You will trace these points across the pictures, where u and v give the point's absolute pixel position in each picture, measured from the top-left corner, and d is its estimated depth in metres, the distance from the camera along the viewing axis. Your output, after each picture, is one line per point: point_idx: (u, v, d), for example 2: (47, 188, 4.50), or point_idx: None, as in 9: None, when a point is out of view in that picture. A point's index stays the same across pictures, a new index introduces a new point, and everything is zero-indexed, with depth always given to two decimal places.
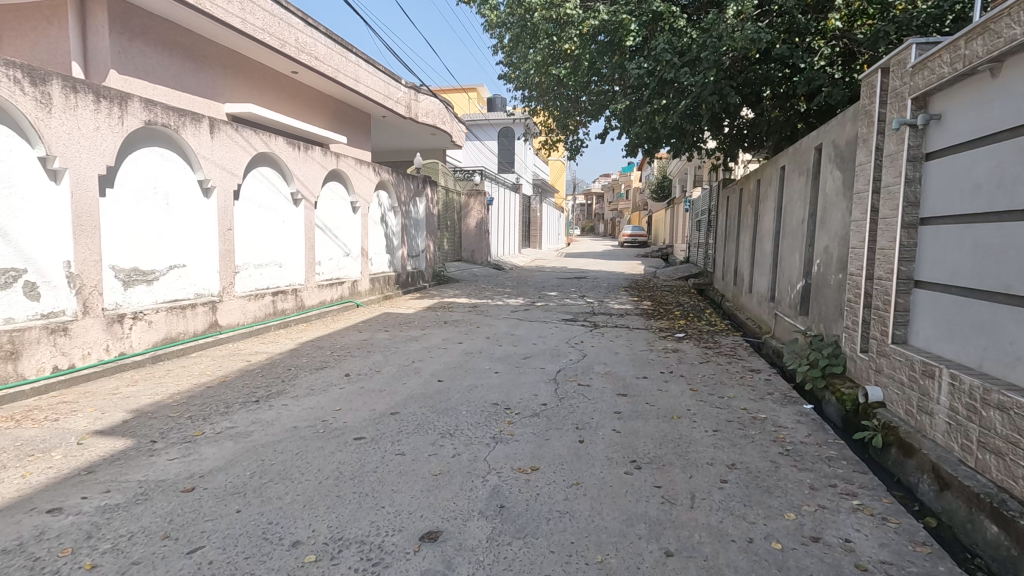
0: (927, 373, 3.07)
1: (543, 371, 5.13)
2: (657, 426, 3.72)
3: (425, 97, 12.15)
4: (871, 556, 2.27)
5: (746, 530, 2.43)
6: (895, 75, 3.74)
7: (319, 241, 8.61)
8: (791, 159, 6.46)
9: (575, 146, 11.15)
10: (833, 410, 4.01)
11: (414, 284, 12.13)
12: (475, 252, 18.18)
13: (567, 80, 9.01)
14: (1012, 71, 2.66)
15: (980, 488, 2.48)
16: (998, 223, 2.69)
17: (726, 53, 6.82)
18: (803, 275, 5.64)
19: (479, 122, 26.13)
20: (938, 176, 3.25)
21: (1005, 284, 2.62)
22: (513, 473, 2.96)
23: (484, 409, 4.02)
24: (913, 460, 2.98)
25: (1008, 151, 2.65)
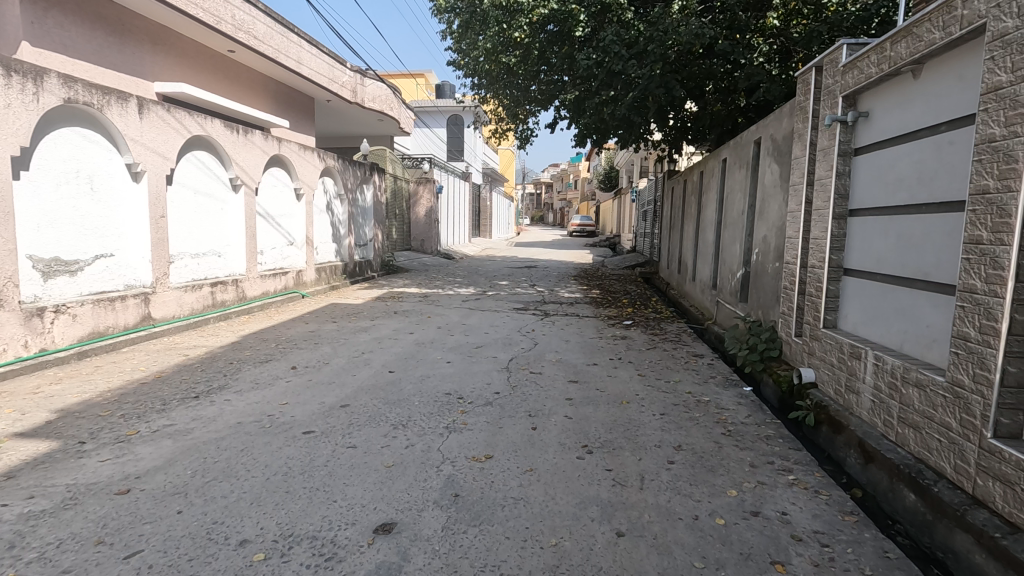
0: (854, 355, 3.29)
1: (495, 360, 5.15)
2: (607, 411, 3.82)
3: (371, 81, 11.81)
4: (806, 527, 2.41)
5: (692, 508, 2.54)
6: (827, 73, 3.94)
7: (260, 230, 8.26)
8: (732, 152, 6.71)
9: (524, 136, 11.13)
10: (770, 392, 4.24)
11: (362, 273, 11.88)
12: (425, 241, 17.99)
13: (516, 69, 8.97)
14: (932, 72, 2.85)
15: (900, 460, 2.70)
16: (919, 216, 2.89)
17: (672, 47, 6.99)
18: (742, 264, 5.90)
19: (428, 109, 25.72)
20: (865, 170, 3.46)
21: (923, 272, 2.83)
22: (466, 463, 2.97)
23: (437, 398, 4.00)
24: (842, 436, 3.20)
25: (928, 147, 2.85)
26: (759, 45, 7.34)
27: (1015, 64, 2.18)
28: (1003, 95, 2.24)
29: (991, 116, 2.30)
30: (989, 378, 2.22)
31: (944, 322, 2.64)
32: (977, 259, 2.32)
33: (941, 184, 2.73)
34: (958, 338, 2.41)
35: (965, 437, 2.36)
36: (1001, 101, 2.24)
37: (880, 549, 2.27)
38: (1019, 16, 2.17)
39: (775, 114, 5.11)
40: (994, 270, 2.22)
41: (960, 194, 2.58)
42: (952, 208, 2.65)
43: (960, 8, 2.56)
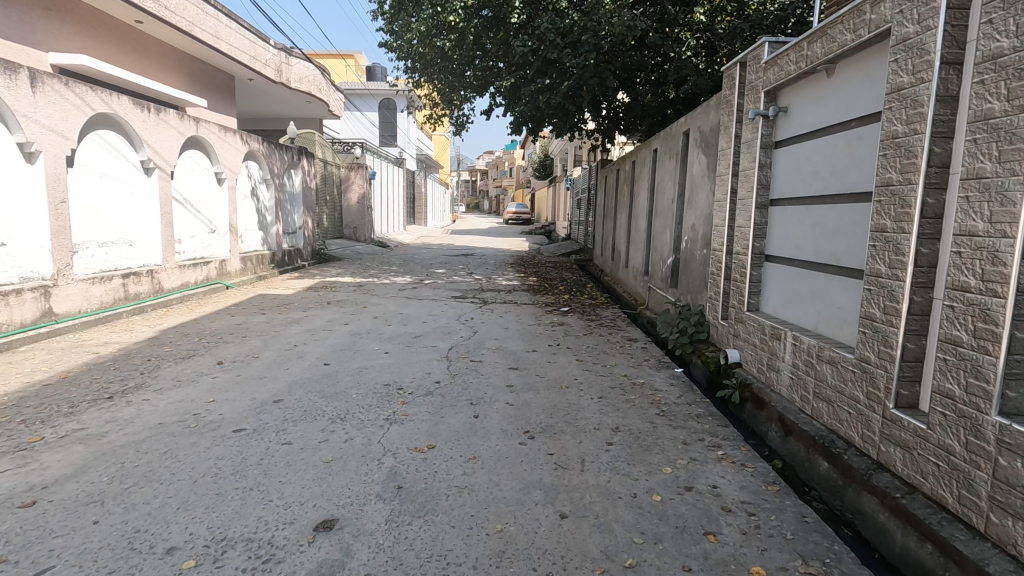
0: (775, 336, 3.52)
1: (435, 349, 5.10)
2: (547, 397, 3.89)
3: (298, 61, 11.25)
4: (735, 499, 2.57)
5: (631, 487, 2.65)
6: (751, 69, 4.14)
7: (177, 217, 7.71)
8: (662, 143, 6.91)
9: (460, 122, 10.99)
10: (699, 372, 4.47)
11: (292, 263, 11.40)
12: (357, 228, 17.49)
13: (451, 54, 8.81)
14: (844, 72, 3.06)
15: (815, 431, 2.92)
16: (831, 206, 3.12)
17: (605, 37, 7.14)
18: (673, 251, 6.14)
19: (359, 92, 24.81)
20: (784, 163, 3.69)
21: (835, 258, 3.06)
22: (408, 454, 2.93)
23: (376, 390, 3.92)
24: (764, 411, 3.44)
25: (840, 142, 3.07)
26: (687, 40, 7.58)
27: (916, 67, 2.37)
28: (905, 95, 2.44)
29: (895, 114, 2.50)
30: (892, 354, 2.44)
31: (854, 304, 2.87)
32: (882, 246, 2.54)
33: (851, 177, 2.95)
34: (866, 318, 2.62)
35: (871, 408, 2.58)
36: (904, 101, 2.44)
37: (799, 514, 2.45)
38: (919, 23, 2.37)
39: (702, 106, 5.32)
40: (896, 256, 2.43)
41: (868, 185, 2.80)
42: (860, 199, 2.87)
43: (869, 12, 2.75)
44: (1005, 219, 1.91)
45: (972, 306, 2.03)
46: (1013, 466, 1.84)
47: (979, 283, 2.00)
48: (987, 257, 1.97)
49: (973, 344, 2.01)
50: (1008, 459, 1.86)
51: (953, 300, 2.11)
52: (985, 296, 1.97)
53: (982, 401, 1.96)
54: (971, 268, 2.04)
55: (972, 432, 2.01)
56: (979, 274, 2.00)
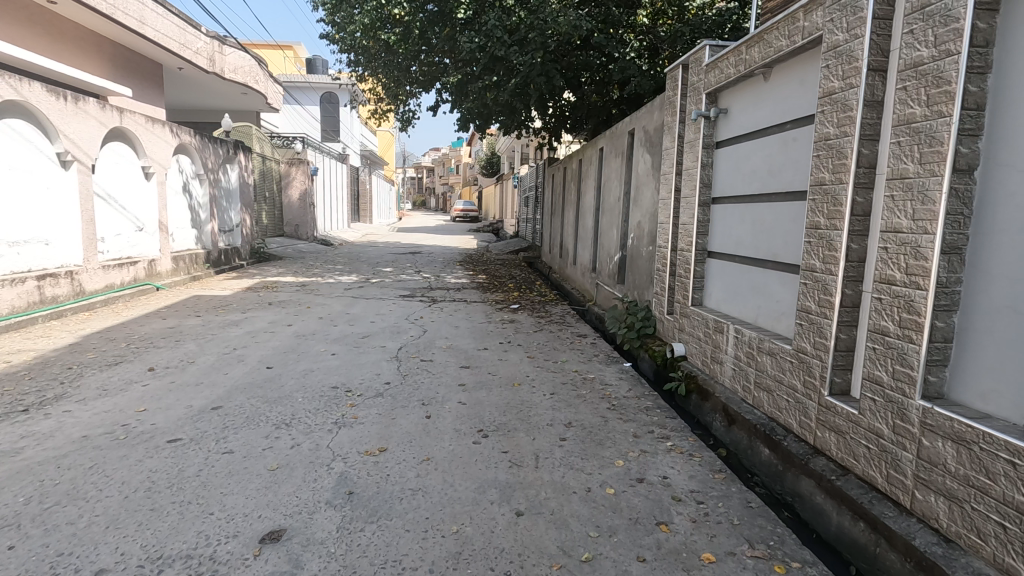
0: (718, 329, 3.65)
1: (384, 349, 4.99)
2: (500, 395, 3.88)
3: (232, 50, 10.71)
4: (684, 488, 2.65)
5: (585, 481, 2.68)
6: (692, 71, 4.27)
7: (99, 214, 7.19)
8: (608, 142, 7.05)
9: (406, 117, 10.78)
10: (647, 366, 4.60)
11: (229, 262, 10.87)
12: (299, 226, 16.88)
13: (396, 47, 8.61)
14: (780, 77, 3.21)
15: (757, 420, 3.06)
16: (769, 204, 3.27)
17: (552, 36, 7.23)
18: (620, 248, 6.27)
19: (298, 84, 23.95)
20: (725, 162, 3.83)
21: (773, 254, 3.21)
22: (359, 457, 2.85)
23: (323, 393, 3.79)
24: (709, 402, 3.58)
25: (777, 143, 3.21)
26: (630, 41, 7.76)
27: (845, 73, 2.51)
28: (836, 99, 2.58)
29: (827, 117, 2.64)
30: (825, 344, 2.58)
31: (791, 297, 3.02)
32: (816, 242, 2.68)
33: (787, 176, 3.10)
34: (802, 311, 2.76)
35: (807, 395, 2.72)
36: (834, 105, 2.58)
37: (744, 500, 2.55)
38: (848, 31, 2.51)
39: (646, 107, 5.46)
40: (829, 251, 2.57)
41: (803, 185, 2.95)
42: (795, 197, 3.02)
43: (802, 20, 2.89)
44: (926, 217, 2.05)
45: (898, 298, 2.16)
46: (935, 446, 1.98)
47: (904, 277, 2.13)
48: (910, 252, 2.11)
49: (898, 333, 2.15)
50: (930, 439, 2.00)
51: (880, 292, 2.25)
52: (909, 288, 2.11)
53: (907, 386, 2.10)
54: (897, 262, 2.17)
55: (898, 415, 2.15)
56: (903, 268, 2.14)
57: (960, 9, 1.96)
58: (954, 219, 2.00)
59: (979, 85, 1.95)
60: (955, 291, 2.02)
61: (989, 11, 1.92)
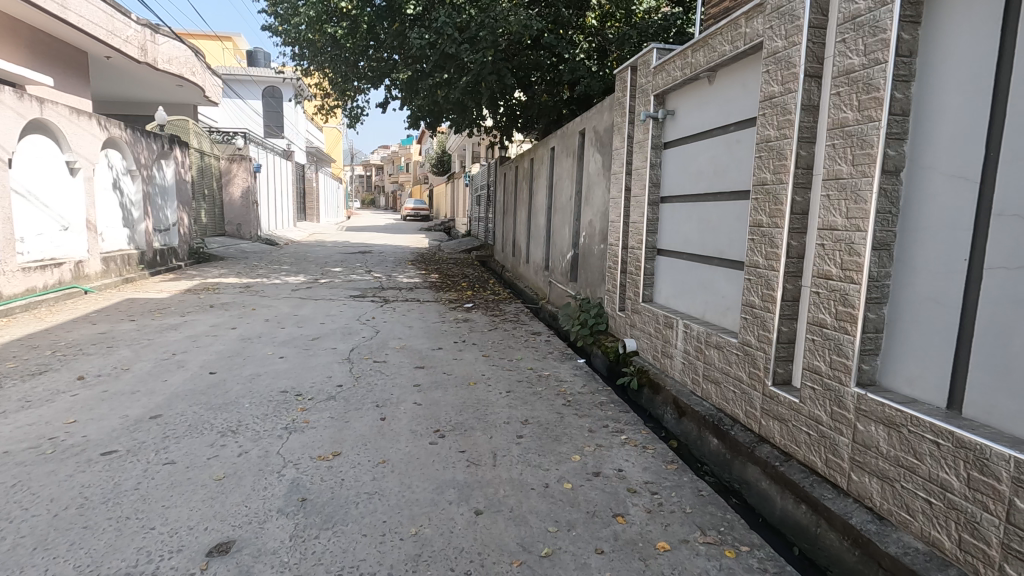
0: (668, 324, 3.76)
1: (336, 351, 4.86)
2: (456, 394, 3.86)
3: (166, 40, 10.14)
4: (639, 480, 2.71)
5: (543, 477, 2.70)
6: (641, 73, 4.38)
7: (18, 212, 6.67)
8: (559, 141, 7.12)
9: (354, 114, 10.49)
10: (600, 362, 4.69)
11: (165, 263, 10.31)
12: (241, 225, 16.21)
13: (343, 42, 8.40)
14: (724, 80, 3.33)
15: (706, 411, 3.17)
16: (715, 203, 3.39)
17: (502, 35, 7.23)
18: (572, 246, 6.35)
19: (239, 78, 22.98)
20: (673, 162, 3.94)
21: (719, 250, 3.33)
22: (312, 463, 2.77)
23: (271, 398, 3.66)
24: (661, 395, 3.68)
25: (722, 144, 3.34)
26: (580, 43, 7.91)
27: (784, 78, 2.63)
28: (776, 103, 2.70)
29: (768, 120, 2.76)
30: (768, 336, 2.70)
31: (736, 293, 3.15)
32: (759, 240, 2.80)
33: (731, 176, 3.23)
34: (746, 305, 2.89)
35: (752, 386, 2.84)
36: (774, 108, 2.71)
37: (696, 488, 2.64)
38: (787, 38, 2.63)
39: (596, 107, 5.55)
40: (771, 248, 2.69)
41: (746, 184, 3.08)
42: (739, 196, 3.15)
43: (744, 26, 3.01)
44: (859, 215, 2.18)
45: (834, 292, 2.29)
46: (869, 430, 2.11)
47: (839, 271, 2.26)
48: (845, 248, 2.24)
49: (835, 325, 2.28)
50: (864, 424, 2.13)
51: (818, 286, 2.38)
52: (844, 282, 2.24)
53: (843, 375, 2.24)
54: (833, 258, 2.30)
55: (836, 402, 2.28)
56: (838, 264, 2.26)
57: (886, 21, 2.09)
58: (884, 217, 2.13)
59: (904, 93, 2.09)
60: (885, 285, 2.16)
61: (912, 24, 2.07)
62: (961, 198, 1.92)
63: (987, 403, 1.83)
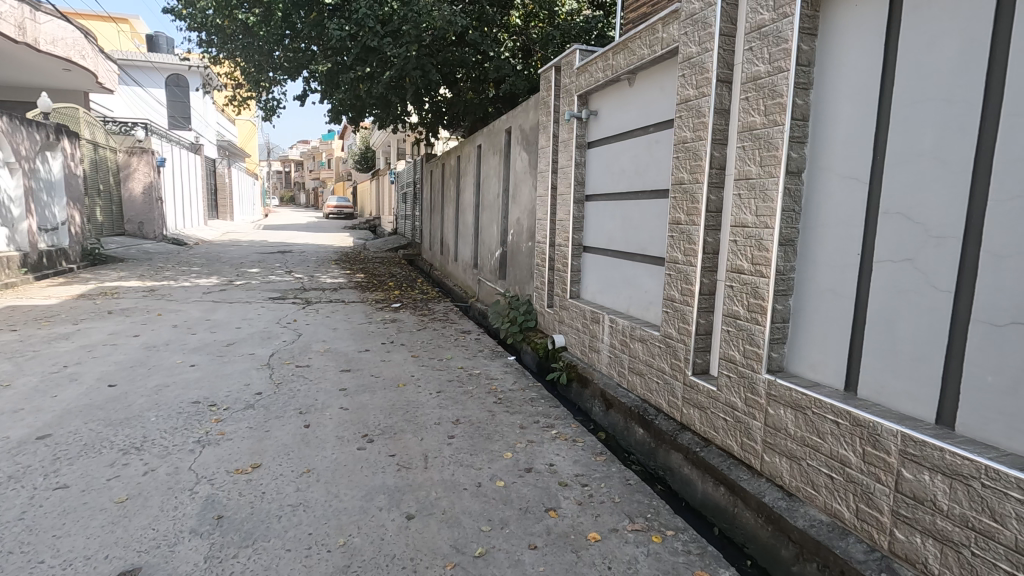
0: (595, 319, 3.86)
1: (253, 357, 4.59)
2: (384, 397, 3.76)
3: (49, 18, 9.11)
4: (569, 473, 2.76)
5: (475, 477, 2.69)
6: (565, 73, 4.45)
7: None
8: (486, 139, 7.12)
9: (270, 107, 9.93)
10: (530, 358, 4.74)
11: (53, 266, 9.31)
12: (143, 223, 14.95)
13: (256, 30, 7.93)
14: (643, 82, 3.45)
15: (632, 402, 3.28)
16: (636, 201, 3.52)
17: (426, 30, 7.19)
18: (500, 244, 6.37)
19: (137, 63, 21.16)
20: (597, 161, 4.04)
21: (641, 247, 3.46)
22: (228, 477, 2.60)
23: (181, 410, 3.40)
24: (589, 389, 3.78)
25: (642, 144, 3.45)
26: (505, 41, 7.92)
27: (699, 82, 2.76)
28: (691, 106, 2.83)
29: (684, 122, 2.89)
30: (688, 329, 2.83)
31: (657, 287, 3.28)
32: (677, 236, 2.92)
33: (651, 175, 3.36)
34: (667, 299, 3.01)
35: (674, 376, 2.97)
36: (690, 111, 2.84)
37: (623, 478, 2.73)
38: (700, 44, 2.76)
39: (522, 106, 5.59)
40: (689, 245, 2.82)
41: (665, 184, 3.21)
42: (659, 195, 3.28)
43: (661, 31, 3.13)
44: (767, 213, 2.32)
45: (746, 285, 2.43)
46: (778, 413, 2.26)
47: (751, 266, 2.40)
48: (755, 244, 2.38)
49: (747, 316, 2.42)
50: (774, 408, 2.29)
51: (732, 280, 2.52)
52: (755, 276, 2.38)
53: (755, 363, 2.38)
54: (745, 253, 2.44)
55: (749, 389, 2.42)
56: (749, 259, 2.40)
57: (788, 32, 2.25)
58: (789, 215, 2.29)
59: (804, 99, 2.26)
60: (790, 278, 2.32)
61: (809, 36, 2.23)
62: (854, 197, 2.10)
63: (878, 384, 2.01)
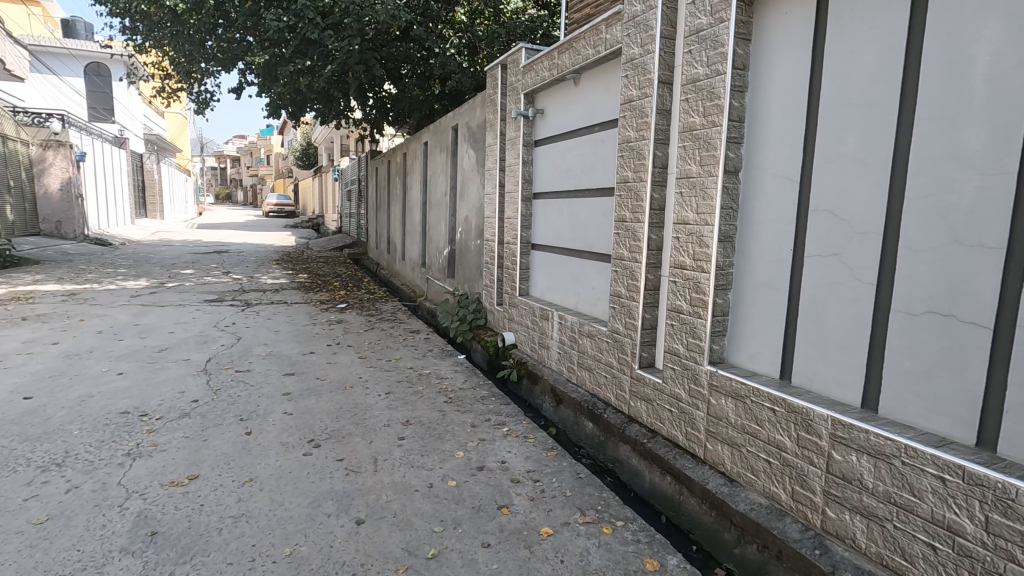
0: (544, 316, 3.89)
1: (188, 363, 4.35)
2: (331, 400, 3.66)
3: None
4: (521, 469, 2.78)
5: (427, 477, 2.66)
6: (511, 72, 4.46)
7: None
8: (432, 136, 7.04)
9: (202, 99, 9.44)
10: (480, 356, 4.73)
11: None
12: (62, 223, 13.89)
13: (184, 18, 7.47)
14: (588, 82, 3.50)
15: (581, 397, 3.34)
16: (583, 199, 3.57)
17: (368, 24, 7.08)
18: (448, 242, 6.32)
19: (52, 50, 19.60)
20: (544, 159, 4.07)
21: (589, 244, 3.51)
22: (163, 490, 2.45)
23: (108, 422, 3.18)
24: (539, 385, 3.81)
25: (588, 143, 3.50)
26: (450, 38, 7.86)
27: (641, 83, 2.83)
28: (634, 106, 2.90)
29: (628, 122, 2.95)
30: (634, 323, 2.90)
31: (604, 284, 3.35)
32: (623, 234, 2.99)
33: (596, 174, 3.41)
34: (614, 295, 3.07)
35: (621, 370, 3.04)
36: (633, 111, 2.90)
37: (574, 472, 2.76)
38: (642, 46, 2.83)
39: (468, 104, 5.57)
40: (634, 242, 2.89)
41: (611, 182, 3.27)
42: (604, 193, 3.34)
43: (604, 31, 3.19)
44: (707, 211, 2.41)
45: (688, 280, 2.52)
46: (720, 403, 2.36)
47: (692, 262, 2.49)
48: (696, 240, 2.46)
49: (690, 310, 2.50)
50: (716, 398, 2.38)
51: (675, 276, 2.60)
52: (697, 271, 2.46)
53: (697, 355, 2.47)
54: (686, 249, 2.52)
55: (692, 380, 2.51)
56: (691, 255, 2.49)
57: (724, 36, 2.34)
58: (727, 212, 2.39)
59: (739, 102, 2.36)
60: (729, 273, 2.42)
61: (744, 41, 2.33)
62: (785, 196, 2.21)
63: (811, 372, 2.12)
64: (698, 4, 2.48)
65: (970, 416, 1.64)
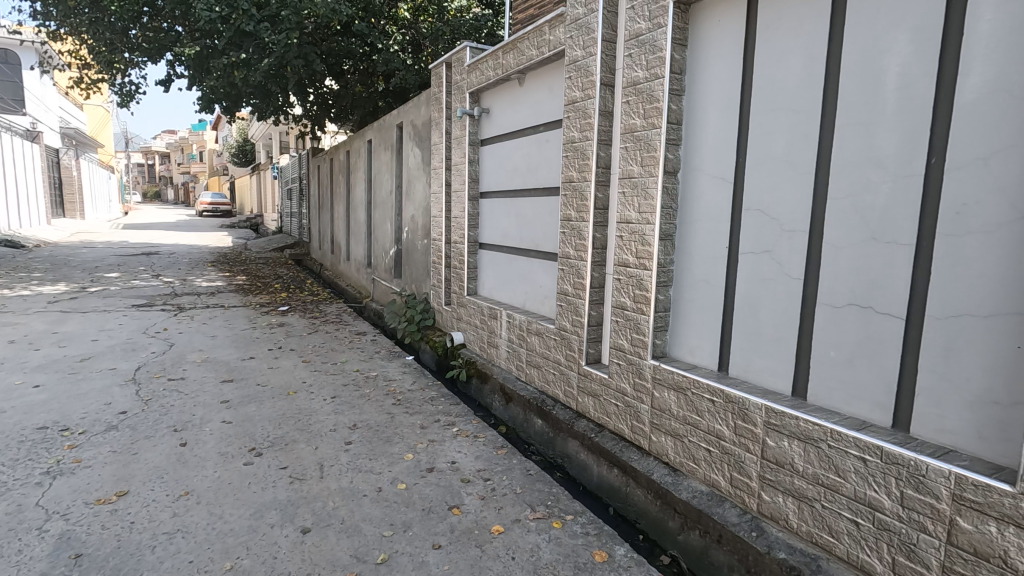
0: (492, 315, 3.90)
1: (114, 373, 4.08)
2: (273, 406, 3.53)
3: None
4: (472, 469, 2.78)
5: (375, 482, 2.61)
6: (456, 71, 4.44)
7: None
8: (376, 134, 6.92)
9: (126, 91, 8.88)
10: (428, 357, 4.69)
11: None
12: None
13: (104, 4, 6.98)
14: (533, 82, 3.53)
15: (530, 394, 3.37)
16: (530, 198, 3.60)
17: (307, 18, 6.87)
18: (394, 242, 6.22)
19: None
20: (490, 158, 4.08)
21: (536, 243, 3.54)
22: (87, 509, 2.30)
23: (24, 438, 2.94)
24: (488, 384, 3.82)
25: (534, 143, 3.54)
26: (393, 34, 7.77)
27: (584, 84, 2.89)
28: (578, 107, 2.95)
29: (572, 123, 3.00)
30: (580, 320, 2.96)
31: (551, 282, 3.39)
32: (569, 232, 3.03)
33: (542, 174, 3.45)
34: (561, 294, 3.11)
35: (569, 366, 3.09)
36: (577, 112, 2.95)
37: (524, 469, 2.79)
38: (584, 48, 2.88)
39: (412, 102, 5.51)
40: (579, 240, 2.95)
41: (556, 181, 3.31)
42: (550, 192, 3.38)
43: (548, 33, 3.23)
44: (648, 211, 2.49)
45: (631, 278, 2.58)
46: (663, 396, 2.44)
47: (635, 260, 2.56)
48: (638, 239, 2.54)
49: (634, 307, 2.58)
50: (659, 391, 2.46)
51: (619, 274, 2.66)
52: (639, 269, 2.54)
53: (642, 350, 2.55)
54: (629, 248, 2.59)
55: (637, 374, 2.59)
56: (634, 253, 2.56)
57: (662, 41, 2.42)
58: (667, 212, 2.48)
59: (677, 105, 2.44)
60: (669, 270, 2.51)
61: (680, 46, 2.42)
62: (720, 196, 2.31)
63: (746, 363, 2.23)
64: (637, 9, 2.56)
65: (886, 401, 1.77)
